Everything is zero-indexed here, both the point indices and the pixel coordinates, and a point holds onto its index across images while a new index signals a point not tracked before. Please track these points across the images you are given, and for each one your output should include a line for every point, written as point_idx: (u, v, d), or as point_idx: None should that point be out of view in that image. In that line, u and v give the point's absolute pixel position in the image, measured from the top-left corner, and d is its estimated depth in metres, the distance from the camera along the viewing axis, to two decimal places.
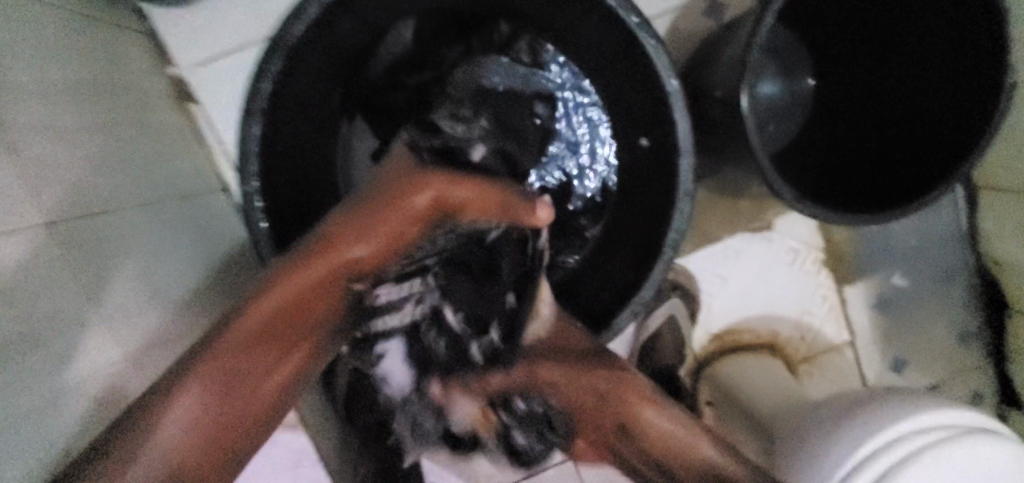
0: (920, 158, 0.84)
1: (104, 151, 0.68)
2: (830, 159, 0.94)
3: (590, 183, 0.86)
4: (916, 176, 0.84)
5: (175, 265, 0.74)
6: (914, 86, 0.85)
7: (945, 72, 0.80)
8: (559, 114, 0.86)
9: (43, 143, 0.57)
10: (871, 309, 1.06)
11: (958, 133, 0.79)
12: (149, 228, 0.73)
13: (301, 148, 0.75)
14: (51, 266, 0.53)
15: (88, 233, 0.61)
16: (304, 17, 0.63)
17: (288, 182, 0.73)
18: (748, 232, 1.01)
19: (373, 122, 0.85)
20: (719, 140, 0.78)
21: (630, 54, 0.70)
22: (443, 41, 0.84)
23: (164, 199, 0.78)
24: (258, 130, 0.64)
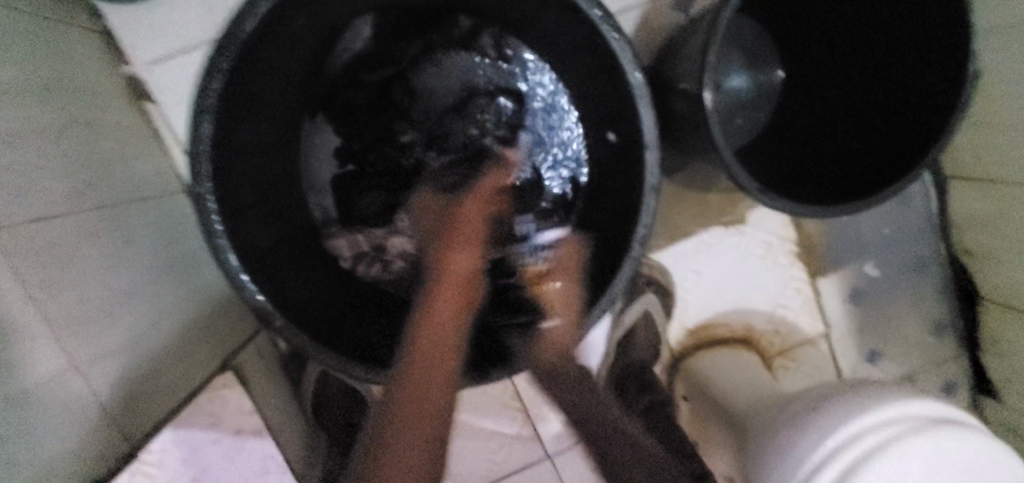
0: (890, 150, 0.84)
1: (54, 152, 0.65)
2: (802, 152, 0.94)
3: (559, 179, 0.85)
4: (886, 167, 0.83)
5: (130, 269, 0.71)
6: (884, 78, 0.85)
7: (913, 64, 0.80)
8: (525, 109, 0.85)
9: None
10: (846, 301, 1.07)
11: (925, 123, 0.79)
12: (104, 232, 0.69)
13: (260, 145, 0.73)
14: None
15: (34, 238, 0.58)
16: (256, 10, 0.60)
17: (248, 182, 0.71)
18: (722, 226, 1.00)
19: (337, 120, 0.84)
20: (684, 134, 0.78)
21: (595, 47, 0.67)
22: (405, 38, 0.83)
23: (121, 201, 0.75)
24: (210, 129, 0.62)
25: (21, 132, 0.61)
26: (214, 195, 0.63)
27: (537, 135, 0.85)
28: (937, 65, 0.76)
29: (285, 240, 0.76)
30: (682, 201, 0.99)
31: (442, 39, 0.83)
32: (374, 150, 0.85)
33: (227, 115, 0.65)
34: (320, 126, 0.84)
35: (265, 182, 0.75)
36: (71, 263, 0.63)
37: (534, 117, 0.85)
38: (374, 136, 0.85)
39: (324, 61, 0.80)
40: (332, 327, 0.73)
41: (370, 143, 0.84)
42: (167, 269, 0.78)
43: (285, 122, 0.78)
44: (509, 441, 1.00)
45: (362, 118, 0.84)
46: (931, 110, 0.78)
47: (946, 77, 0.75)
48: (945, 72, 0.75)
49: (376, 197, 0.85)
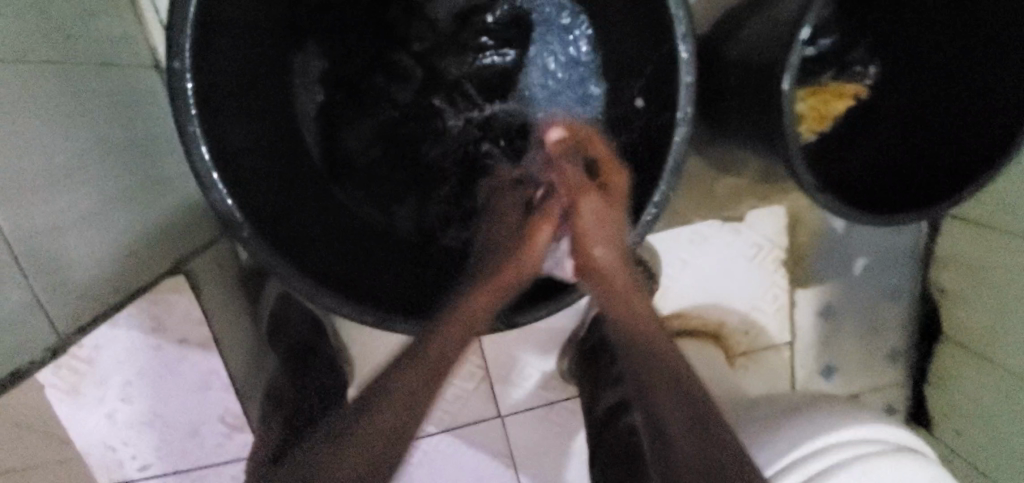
0: (945, 166, 0.74)
1: (26, 42, 0.54)
2: (878, 164, 0.81)
3: (548, 124, 0.75)
4: (938, 181, 0.74)
5: (82, 187, 0.58)
6: (957, 108, 0.74)
7: (1000, 98, 0.69)
8: (545, 41, 0.74)
9: None
10: (817, 315, 1.06)
11: (979, 144, 0.71)
12: (60, 132, 0.56)
13: (244, 18, 0.60)
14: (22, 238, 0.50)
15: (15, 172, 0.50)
16: None
17: (234, 72, 0.61)
18: (719, 219, 0.99)
19: (324, 42, 0.72)
20: (739, 109, 0.77)
21: (660, 31, 0.61)
22: None
23: (48, 69, 0.56)
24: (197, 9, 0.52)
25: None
26: (192, 74, 0.53)
27: (553, 44, 0.74)
28: (1012, 75, 0.68)
29: (253, 149, 0.63)
30: (698, 179, 0.97)
31: None
32: (363, 78, 0.74)
33: None
34: (308, 52, 0.72)
35: (264, 70, 0.66)
36: (9, 114, 0.50)
37: (544, 34, 0.74)
38: (371, 56, 0.73)
39: None
40: (282, 231, 0.63)
41: (367, 58, 0.73)
42: (109, 186, 0.62)
43: (286, 31, 0.68)
44: (464, 397, 1.02)
45: (352, 42, 0.73)
46: (989, 123, 0.70)
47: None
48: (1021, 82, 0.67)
49: (369, 130, 0.75)
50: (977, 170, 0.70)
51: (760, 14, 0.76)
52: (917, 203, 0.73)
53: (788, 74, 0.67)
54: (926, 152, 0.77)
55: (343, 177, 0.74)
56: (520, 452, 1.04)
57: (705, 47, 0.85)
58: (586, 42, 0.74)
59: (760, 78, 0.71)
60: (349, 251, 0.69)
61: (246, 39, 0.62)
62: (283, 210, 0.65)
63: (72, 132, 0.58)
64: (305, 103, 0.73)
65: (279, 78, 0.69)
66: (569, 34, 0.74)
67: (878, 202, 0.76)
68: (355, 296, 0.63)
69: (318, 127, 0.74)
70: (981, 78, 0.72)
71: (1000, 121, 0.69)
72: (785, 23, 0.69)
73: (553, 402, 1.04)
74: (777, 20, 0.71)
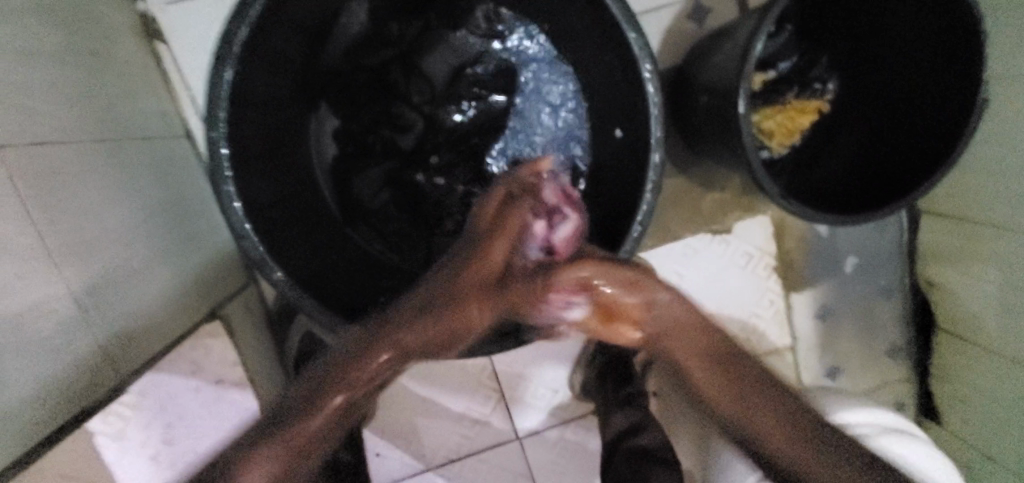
0: (902, 167, 0.82)
1: (82, 124, 0.62)
2: (845, 169, 0.89)
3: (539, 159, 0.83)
4: (897, 181, 0.82)
5: (132, 244, 0.66)
6: (908, 114, 0.82)
7: (942, 103, 0.77)
8: (530, 87, 0.83)
9: (40, 104, 0.57)
10: (814, 317, 1.11)
11: (929, 145, 0.79)
12: (113, 199, 0.64)
13: (266, 90, 0.69)
14: (84, 292, 0.57)
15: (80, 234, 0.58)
16: (248, 15, 0.59)
17: (260, 136, 0.70)
18: (708, 233, 1.05)
19: (335, 103, 0.82)
20: (711, 129, 0.85)
21: (628, 70, 0.70)
22: (398, 18, 0.80)
23: (102, 146, 0.65)
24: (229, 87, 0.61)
25: (76, 89, 0.63)
26: (227, 142, 0.62)
27: (537, 88, 0.83)
28: (946, 81, 0.76)
29: (280, 202, 0.72)
30: (684, 196, 1.04)
31: (441, 16, 0.80)
32: (371, 131, 0.82)
33: (248, 63, 0.63)
34: (321, 113, 0.82)
35: (284, 133, 0.75)
36: (70, 184, 0.58)
37: (529, 80, 0.83)
38: (377, 112, 0.82)
39: (326, 33, 0.77)
40: (309, 271, 0.71)
41: (373, 113, 0.82)
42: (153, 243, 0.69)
43: (300, 97, 0.77)
44: (482, 421, 1.06)
45: (360, 100, 0.81)
46: (936, 126, 0.78)
47: (964, 79, 0.74)
48: (956, 87, 0.75)
49: (379, 176, 0.83)
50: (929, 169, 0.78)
51: (721, 45, 0.84)
52: (879, 204, 0.81)
53: (744, 98, 0.75)
54: (888, 157, 0.84)
55: (356, 221, 0.83)
56: (541, 472, 1.07)
57: (677, 77, 0.93)
58: (568, 84, 0.83)
59: (724, 102, 0.79)
60: (367, 287, 0.77)
61: (269, 108, 0.71)
62: (307, 253, 0.73)
63: (123, 199, 0.66)
64: (320, 156, 0.82)
65: (296, 137, 0.78)
66: (552, 78, 0.83)
67: (843, 206, 0.86)
68: (377, 325, 0.70)
69: (332, 178, 0.83)
70: (923, 86, 0.80)
71: (945, 124, 0.76)
72: (738, 53, 0.78)
73: (568, 421, 1.08)
74: (733, 51, 0.80)
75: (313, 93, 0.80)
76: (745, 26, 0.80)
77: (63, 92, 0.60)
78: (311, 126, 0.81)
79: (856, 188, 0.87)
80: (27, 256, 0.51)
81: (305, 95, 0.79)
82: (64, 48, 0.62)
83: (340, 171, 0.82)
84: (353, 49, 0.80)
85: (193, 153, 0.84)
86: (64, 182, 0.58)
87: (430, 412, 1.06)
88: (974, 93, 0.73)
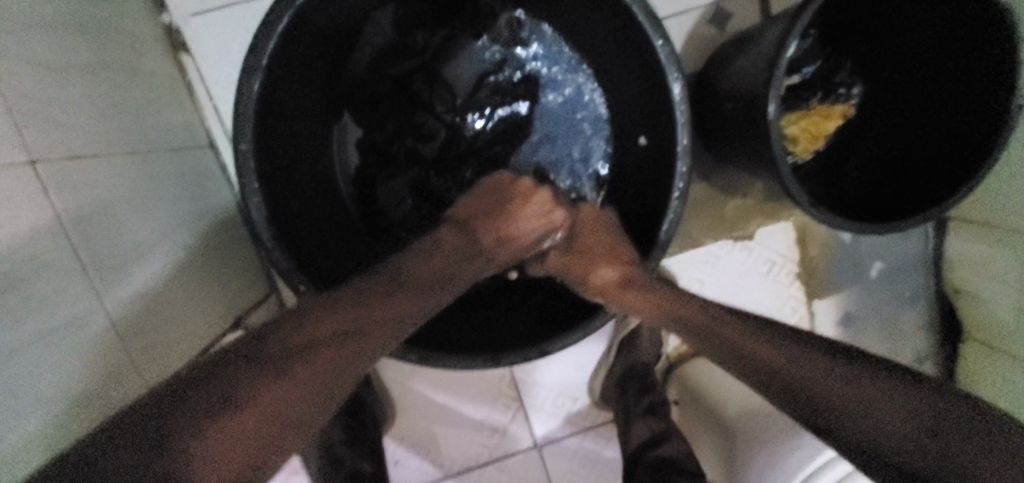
0: (932, 174, 0.81)
1: (111, 137, 0.63)
2: (873, 175, 0.88)
3: (562, 166, 0.83)
4: (927, 188, 0.81)
5: (160, 258, 0.66)
6: (938, 120, 0.81)
7: (974, 110, 0.76)
8: (553, 95, 0.83)
9: (70, 118, 0.57)
10: (838, 326, 1.09)
11: (961, 153, 0.77)
12: (141, 211, 0.65)
13: (291, 104, 0.70)
14: (115, 305, 0.58)
15: (111, 247, 0.58)
16: (275, 26, 0.60)
17: (286, 147, 0.70)
18: (730, 239, 1.04)
19: (358, 113, 0.82)
20: (734, 137, 0.84)
21: (653, 77, 0.69)
22: (421, 27, 0.79)
23: (129, 158, 0.65)
24: (256, 100, 0.61)
25: (104, 102, 0.63)
26: (253, 153, 0.62)
27: (560, 97, 0.83)
28: (980, 88, 0.74)
29: (306, 213, 0.72)
30: (705, 203, 1.03)
31: (464, 24, 0.79)
32: (394, 141, 0.81)
33: (274, 74, 0.63)
34: (345, 122, 0.82)
35: (310, 144, 0.75)
36: (102, 199, 0.59)
37: (551, 89, 0.83)
38: (400, 121, 0.81)
39: (350, 43, 0.77)
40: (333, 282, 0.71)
41: (396, 122, 0.81)
42: (180, 255, 0.70)
43: (325, 108, 0.78)
44: (502, 430, 1.06)
45: (383, 110, 0.81)
46: (969, 132, 0.76)
47: (996, 86, 0.72)
48: (989, 94, 0.73)
49: (402, 186, 0.82)
50: (961, 177, 0.77)
51: (746, 51, 0.83)
52: (909, 212, 0.80)
53: (773, 103, 0.74)
54: (918, 164, 0.83)
55: (380, 231, 0.83)
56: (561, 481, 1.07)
57: (700, 83, 0.92)
58: (591, 93, 0.82)
59: (749, 108, 0.78)
60: None
61: (294, 120, 0.71)
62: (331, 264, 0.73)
63: (150, 212, 0.66)
64: (344, 165, 0.83)
65: (321, 148, 0.79)
66: (574, 87, 0.83)
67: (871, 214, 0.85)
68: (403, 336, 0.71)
69: (354, 187, 0.83)
70: (954, 92, 0.78)
71: (977, 131, 0.75)
72: (763, 59, 0.77)
73: (588, 429, 1.07)
74: (758, 57, 0.79)
75: (337, 104, 0.80)
76: (770, 31, 0.79)
77: (92, 106, 0.61)
78: (335, 134, 0.81)
79: (884, 194, 0.86)
80: (61, 271, 0.51)
81: (329, 105, 0.79)
82: (93, 61, 0.63)
83: (362, 180, 0.83)
84: (376, 60, 0.80)
85: (219, 165, 0.85)
86: (95, 195, 0.58)
87: (449, 420, 1.05)
88: (1008, 100, 0.71)
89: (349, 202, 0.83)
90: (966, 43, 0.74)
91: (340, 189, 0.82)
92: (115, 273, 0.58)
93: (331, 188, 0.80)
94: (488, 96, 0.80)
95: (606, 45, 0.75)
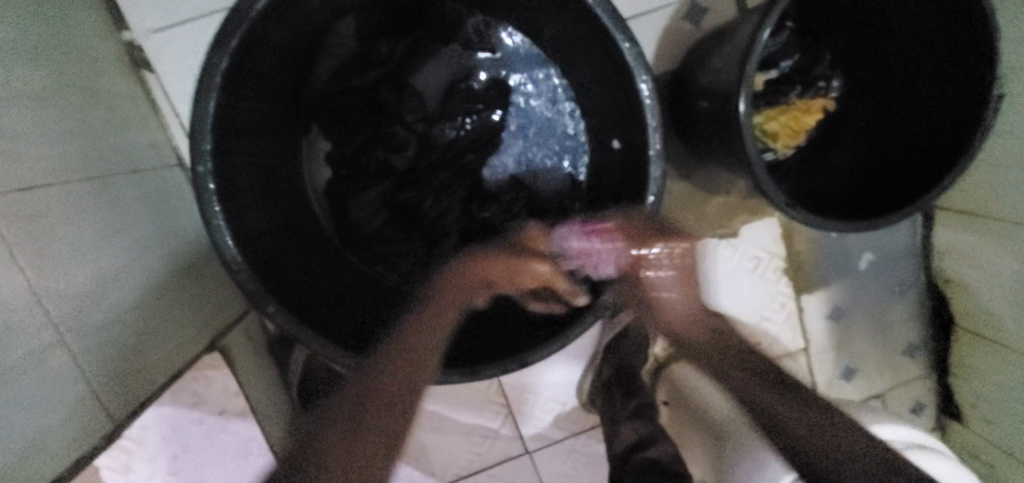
0: (915, 167, 0.79)
1: (67, 163, 0.61)
2: (855, 170, 0.87)
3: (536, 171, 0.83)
4: (910, 181, 0.80)
5: (124, 283, 0.65)
6: (919, 112, 0.79)
7: (954, 101, 0.74)
8: (524, 100, 0.82)
9: (21, 146, 0.55)
10: (827, 321, 1.08)
11: (943, 145, 0.76)
12: (102, 237, 0.63)
13: (253, 121, 0.68)
14: (74, 335, 0.56)
15: (68, 277, 0.57)
16: (229, 44, 0.58)
17: (250, 165, 0.68)
18: (714, 238, 1.03)
19: (327, 127, 0.81)
20: (711, 135, 0.83)
21: (622, 80, 0.67)
22: (386, 37, 0.78)
23: (88, 183, 0.64)
24: (212, 121, 0.60)
25: (60, 127, 0.62)
26: (214, 175, 0.61)
27: (531, 102, 0.82)
28: (958, 78, 0.73)
29: (275, 231, 0.71)
30: (688, 201, 1.02)
31: (430, 32, 0.78)
32: (364, 152, 0.80)
33: (231, 92, 0.62)
34: (313, 136, 0.81)
35: (277, 161, 0.74)
36: (58, 228, 0.57)
37: (522, 94, 0.82)
38: (369, 132, 0.80)
39: (313, 56, 0.76)
40: (305, 299, 0.70)
41: (365, 134, 0.80)
42: (147, 278, 0.68)
43: (292, 123, 0.77)
44: (491, 437, 1.05)
45: (351, 123, 0.79)
46: (950, 123, 0.75)
47: (973, 77, 0.71)
48: (968, 84, 0.72)
49: (375, 198, 0.81)
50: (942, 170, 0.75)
51: (720, 48, 0.81)
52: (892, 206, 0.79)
53: (744, 101, 0.73)
54: (899, 156, 0.82)
55: (354, 244, 0.81)
56: None
57: (676, 81, 0.91)
58: (562, 97, 0.81)
59: (723, 107, 0.77)
60: (365, 311, 0.76)
61: (258, 137, 0.70)
62: (303, 282, 0.72)
63: (113, 236, 0.65)
64: (315, 180, 0.82)
65: (289, 164, 0.77)
66: (546, 91, 0.81)
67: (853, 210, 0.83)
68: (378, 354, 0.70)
69: (327, 202, 0.82)
70: (933, 82, 0.77)
71: (957, 123, 0.73)
72: (736, 56, 0.75)
73: (578, 433, 1.06)
74: (730, 55, 0.77)
75: (304, 117, 0.79)
76: (744, 27, 0.78)
77: (46, 133, 0.59)
78: (305, 147, 0.80)
79: (867, 188, 0.85)
80: (13, 307, 0.50)
81: (296, 119, 0.78)
82: (46, 86, 0.61)
83: (335, 194, 0.81)
84: (341, 72, 0.78)
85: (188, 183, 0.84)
86: (50, 223, 0.57)
87: (437, 429, 1.04)
88: (985, 91, 0.70)
89: (321, 216, 0.81)
90: (942, 33, 0.72)
91: (312, 204, 0.81)
92: (75, 303, 0.57)
93: (302, 204, 0.79)
94: (458, 105, 0.79)
95: (574, 48, 0.73)
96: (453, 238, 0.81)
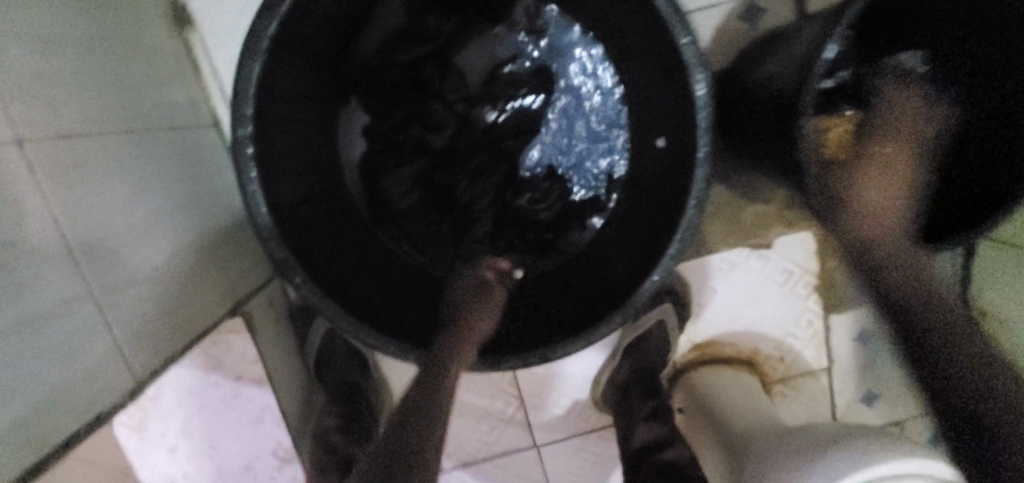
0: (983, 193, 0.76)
1: (107, 115, 0.61)
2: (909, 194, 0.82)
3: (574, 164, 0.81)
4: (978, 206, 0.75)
5: (154, 242, 0.64)
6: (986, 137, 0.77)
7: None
8: (569, 90, 0.80)
9: (64, 94, 0.55)
10: (854, 342, 1.05)
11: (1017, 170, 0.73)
12: (136, 193, 0.63)
13: (293, 87, 0.67)
14: (103, 289, 0.56)
15: (100, 231, 0.56)
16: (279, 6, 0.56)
17: (287, 133, 0.67)
18: (747, 247, 1.00)
19: (366, 100, 0.79)
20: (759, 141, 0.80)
21: (675, 77, 0.65)
22: (435, 11, 0.76)
23: (126, 138, 0.63)
24: (255, 85, 0.58)
25: (103, 78, 0.61)
26: (253, 140, 0.60)
27: (576, 92, 0.80)
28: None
29: (306, 201, 0.70)
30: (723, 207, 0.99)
31: (479, 12, 0.77)
32: (402, 129, 0.79)
33: (276, 57, 0.61)
34: (352, 108, 0.79)
35: (313, 130, 0.73)
36: (94, 182, 0.57)
37: (568, 82, 0.79)
38: (409, 109, 0.78)
39: (360, 26, 0.74)
40: (332, 274, 0.69)
41: (404, 110, 0.78)
42: (177, 239, 0.68)
43: (331, 94, 0.75)
44: (501, 427, 1.04)
45: (391, 98, 0.78)
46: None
47: None
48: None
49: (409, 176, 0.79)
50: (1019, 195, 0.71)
51: (777, 51, 0.78)
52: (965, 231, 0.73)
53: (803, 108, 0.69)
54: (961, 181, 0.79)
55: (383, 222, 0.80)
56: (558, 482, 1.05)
57: (726, 82, 0.88)
58: (609, 89, 0.79)
59: (777, 112, 0.74)
60: (389, 291, 0.75)
61: (297, 105, 0.69)
62: (330, 256, 0.71)
63: (146, 193, 0.64)
64: (349, 153, 0.80)
65: (326, 135, 0.76)
66: (592, 82, 0.79)
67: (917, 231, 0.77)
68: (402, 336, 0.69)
69: (359, 176, 0.80)
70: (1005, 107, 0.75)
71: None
72: (797, 60, 0.72)
73: (589, 431, 1.05)
74: (790, 59, 0.74)
75: (344, 89, 0.78)
76: (805, 32, 0.74)
77: (89, 84, 0.59)
78: (342, 119, 0.79)
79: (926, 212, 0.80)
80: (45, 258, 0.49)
81: (336, 90, 0.76)
82: (91, 36, 0.60)
83: (369, 169, 0.80)
84: (386, 44, 0.76)
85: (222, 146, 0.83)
86: (86, 175, 0.56)
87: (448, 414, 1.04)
88: None
89: (352, 191, 0.80)
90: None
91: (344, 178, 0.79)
92: (105, 259, 0.56)
93: (335, 176, 0.77)
94: (501, 88, 0.77)
95: (627, 40, 0.71)
96: (483, 224, 0.80)
